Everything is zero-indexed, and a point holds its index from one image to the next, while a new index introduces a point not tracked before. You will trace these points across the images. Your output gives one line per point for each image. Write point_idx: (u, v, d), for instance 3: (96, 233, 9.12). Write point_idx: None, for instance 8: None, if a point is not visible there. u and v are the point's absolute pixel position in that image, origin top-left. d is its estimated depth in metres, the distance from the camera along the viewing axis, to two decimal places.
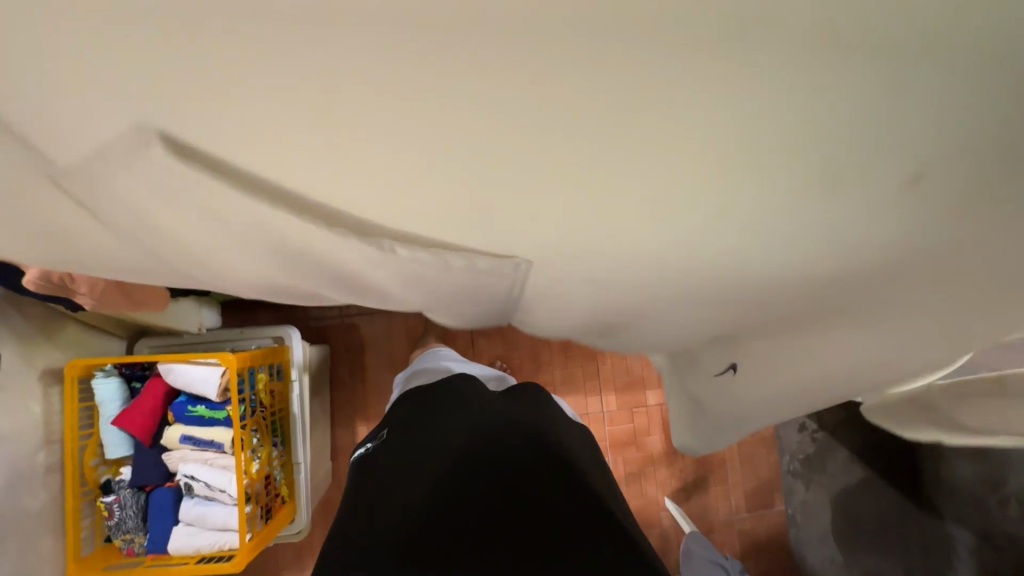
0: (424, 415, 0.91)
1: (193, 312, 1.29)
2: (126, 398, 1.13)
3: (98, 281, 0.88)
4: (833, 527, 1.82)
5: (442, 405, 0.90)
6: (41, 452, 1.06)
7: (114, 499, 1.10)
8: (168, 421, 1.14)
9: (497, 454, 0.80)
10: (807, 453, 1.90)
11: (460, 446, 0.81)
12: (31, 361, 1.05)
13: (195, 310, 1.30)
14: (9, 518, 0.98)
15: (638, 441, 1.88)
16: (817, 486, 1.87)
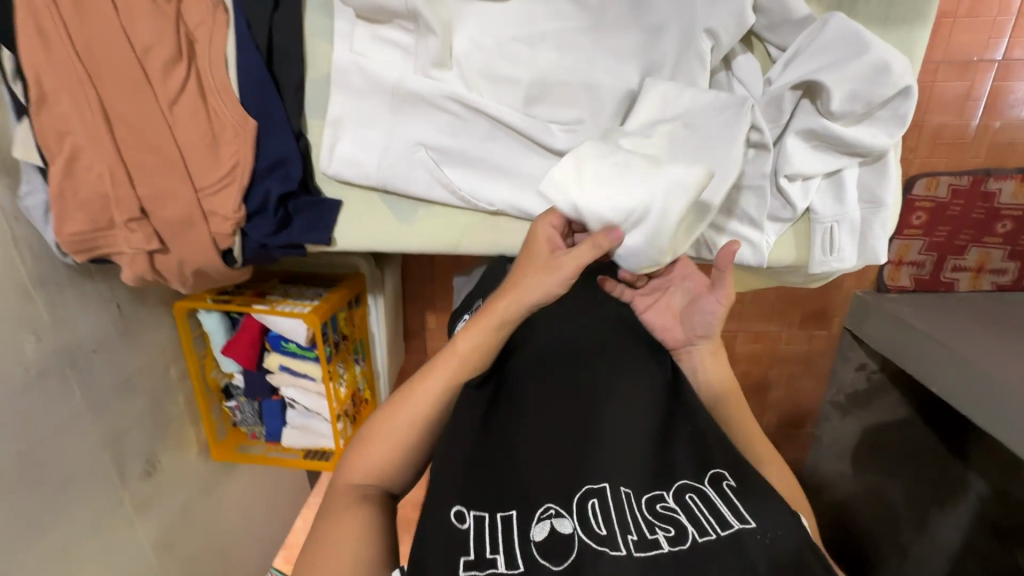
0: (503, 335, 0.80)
1: None
2: (228, 328, 1.25)
3: (187, 280, 0.90)
4: (852, 448, 1.79)
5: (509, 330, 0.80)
6: (171, 367, 1.24)
7: (235, 405, 1.34)
8: (265, 348, 1.28)
9: (579, 375, 0.72)
10: (857, 389, 1.72)
11: (544, 374, 0.72)
12: (144, 300, 1.15)
13: None
14: (160, 421, 1.22)
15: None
16: (853, 417, 1.76)
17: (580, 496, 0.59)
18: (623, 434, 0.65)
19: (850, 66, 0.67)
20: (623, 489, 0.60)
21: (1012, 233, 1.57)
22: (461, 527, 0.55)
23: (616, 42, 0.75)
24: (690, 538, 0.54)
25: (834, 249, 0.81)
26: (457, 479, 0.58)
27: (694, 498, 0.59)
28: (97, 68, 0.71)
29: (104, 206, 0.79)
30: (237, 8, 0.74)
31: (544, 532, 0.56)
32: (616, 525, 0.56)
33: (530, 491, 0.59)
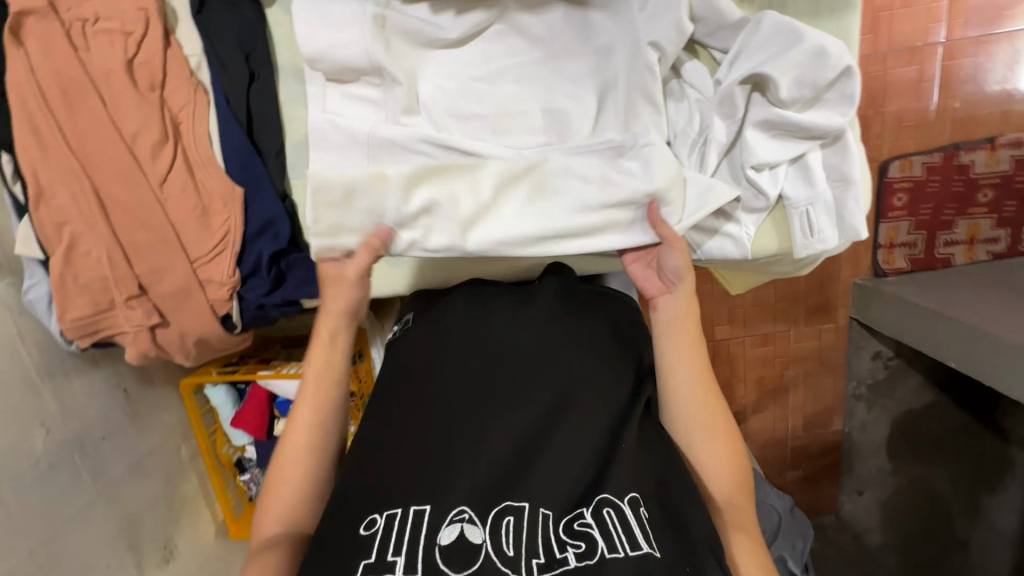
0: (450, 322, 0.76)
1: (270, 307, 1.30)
2: (235, 400, 1.25)
3: (189, 351, 0.91)
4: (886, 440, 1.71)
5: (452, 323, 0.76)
6: (182, 447, 1.24)
7: (250, 477, 1.31)
8: (275, 416, 1.26)
9: (543, 378, 0.70)
10: (877, 379, 1.67)
11: (504, 380, 0.70)
12: (150, 382, 1.16)
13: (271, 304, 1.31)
14: (174, 504, 1.19)
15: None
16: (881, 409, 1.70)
17: (498, 511, 0.59)
18: (563, 450, 0.64)
19: (792, 54, 0.71)
20: (541, 510, 0.60)
21: (995, 201, 1.59)
22: (367, 532, 0.58)
23: (570, 68, 0.80)
24: (597, 555, 0.56)
25: (814, 232, 0.83)
26: (382, 490, 0.61)
27: (612, 512, 0.60)
28: (89, 158, 0.76)
29: (104, 288, 0.82)
30: (216, 88, 0.79)
31: (453, 536, 0.56)
32: (524, 545, 0.57)
33: (450, 490, 0.60)
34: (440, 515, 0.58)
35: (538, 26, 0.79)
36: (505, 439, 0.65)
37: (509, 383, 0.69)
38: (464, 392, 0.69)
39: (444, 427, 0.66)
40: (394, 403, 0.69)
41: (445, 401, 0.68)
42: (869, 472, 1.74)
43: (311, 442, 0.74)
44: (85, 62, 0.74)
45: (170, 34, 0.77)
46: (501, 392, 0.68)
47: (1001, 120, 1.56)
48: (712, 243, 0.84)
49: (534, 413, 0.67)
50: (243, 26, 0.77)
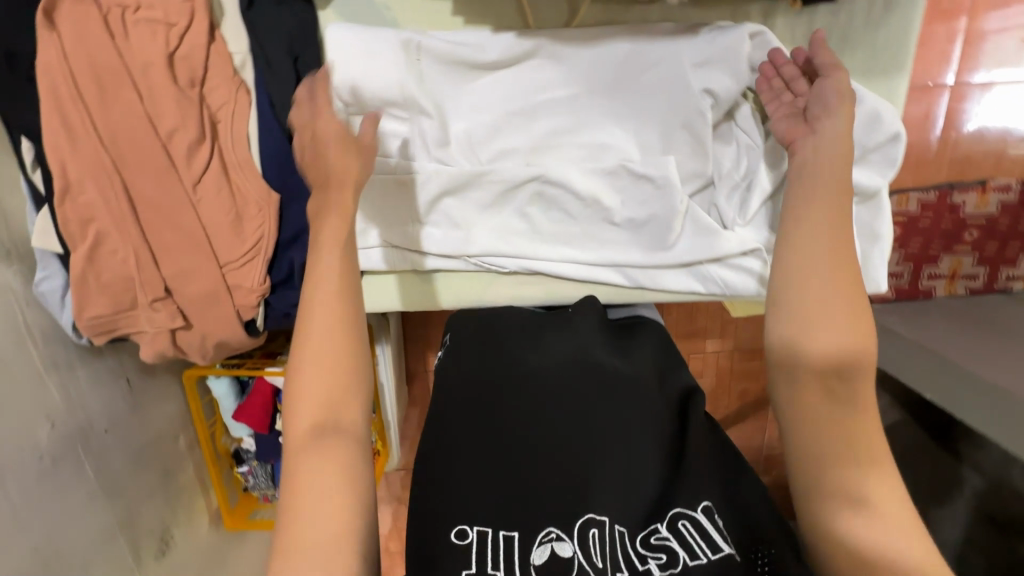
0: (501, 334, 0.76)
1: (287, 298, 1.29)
2: (238, 393, 1.23)
3: (208, 353, 0.89)
4: None
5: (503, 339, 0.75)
6: (180, 436, 1.21)
7: (247, 470, 1.28)
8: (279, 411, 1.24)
9: (601, 386, 0.68)
10: None
11: (560, 396, 0.67)
12: (152, 372, 1.13)
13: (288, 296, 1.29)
14: (172, 493, 1.17)
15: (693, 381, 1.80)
16: None
17: (581, 523, 0.58)
18: (626, 464, 0.62)
19: (849, 110, 0.74)
20: (617, 527, 0.58)
21: (979, 240, 1.66)
22: (461, 543, 0.57)
23: (624, 103, 0.78)
24: (681, 563, 0.55)
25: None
26: (465, 506, 0.60)
27: (688, 523, 0.58)
28: (121, 154, 0.72)
29: (126, 288, 0.78)
30: (259, 88, 0.75)
31: (545, 557, 0.56)
32: (612, 560, 0.56)
33: (533, 515, 0.59)
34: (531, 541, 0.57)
35: (583, 57, 0.76)
36: (571, 457, 0.63)
37: (563, 398, 0.67)
38: (521, 410, 0.67)
39: (508, 449, 0.64)
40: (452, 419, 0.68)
41: (506, 414, 0.67)
42: None
43: (341, 352, 0.56)
44: (122, 52, 0.69)
45: (214, 28, 0.73)
46: (560, 408, 0.66)
47: (993, 165, 1.64)
48: (739, 283, 0.83)
49: (594, 427, 0.65)
50: (294, 26, 0.73)
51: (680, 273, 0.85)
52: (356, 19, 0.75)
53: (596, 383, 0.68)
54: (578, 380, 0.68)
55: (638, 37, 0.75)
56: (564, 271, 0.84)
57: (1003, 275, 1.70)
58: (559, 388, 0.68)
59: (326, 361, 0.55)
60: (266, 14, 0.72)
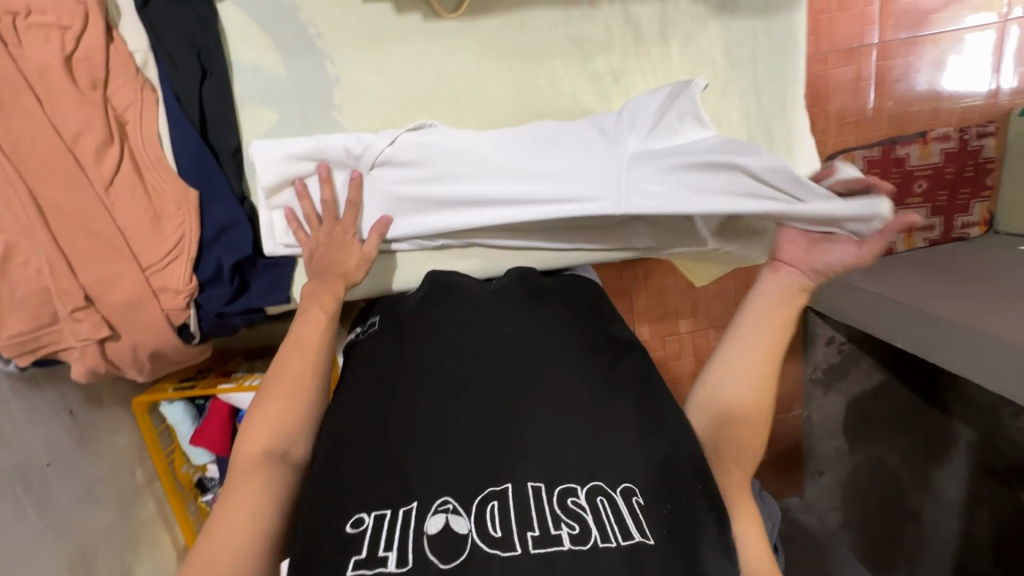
0: (429, 307, 0.76)
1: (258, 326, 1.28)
2: (195, 416, 1.19)
3: (143, 365, 0.86)
4: (843, 422, 1.73)
5: (427, 316, 0.74)
6: (137, 469, 1.16)
7: (212, 498, 1.24)
8: (238, 431, 1.21)
9: (527, 363, 0.67)
10: (831, 363, 1.69)
11: (486, 364, 0.67)
12: (98, 402, 1.09)
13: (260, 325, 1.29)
14: (131, 529, 1.12)
15: (670, 365, 1.70)
16: (836, 392, 1.72)
17: (481, 496, 0.53)
18: (552, 432, 0.60)
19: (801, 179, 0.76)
20: (531, 484, 0.54)
21: (929, 191, 1.66)
22: (353, 532, 0.50)
23: (536, 66, 0.80)
24: (592, 540, 0.49)
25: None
26: (359, 489, 0.54)
27: (606, 500, 0.53)
28: (25, 162, 0.71)
29: (45, 301, 0.76)
30: (164, 84, 0.75)
31: (438, 527, 0.50)
32: (515, 523, 0.51)
33: (435, 480, 0.54)
34: (426, 508, 0.52)
35: (489, 29, 0.78)
36: (489, 421, 0.61)
37: (489, 362, 0.67)
38: (446, 377, 0.65)
39: (421, 413, 0.61)
40: (365, 390, 0.65)
41: (427, 385, 0.64)
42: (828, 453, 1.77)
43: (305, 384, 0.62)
44: (17, 59, 0.69)
45: (112, 29, 0.73)
46: (483, 377, 0.65)
47: (928, 118, 1.62)
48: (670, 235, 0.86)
49: (520, 397, 0.64)
50: (193, 20, 0.74)
51: (610, 226, 0.85)
52: (256, 7, 0.76)
53: (521, 348, 0.69)
54: (506, 355, 0.68)
55: (535, 1, 0.78)
56: (501, 241, 0.85)
57: (959, 223, 1.70)
58: (481, 364, 0.67)
59: (298, 398, 0.61)
60: (163, 11, 0.73)
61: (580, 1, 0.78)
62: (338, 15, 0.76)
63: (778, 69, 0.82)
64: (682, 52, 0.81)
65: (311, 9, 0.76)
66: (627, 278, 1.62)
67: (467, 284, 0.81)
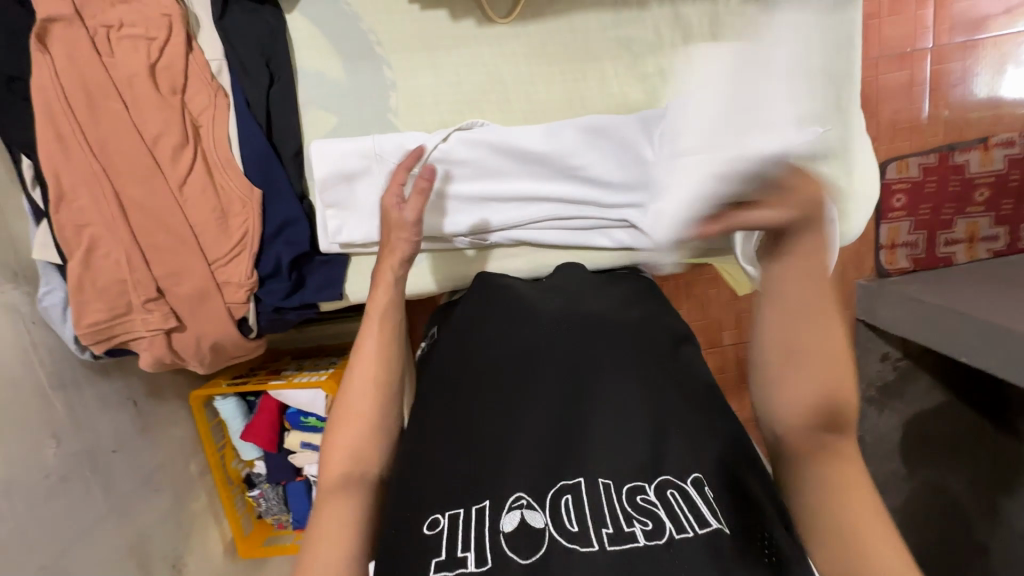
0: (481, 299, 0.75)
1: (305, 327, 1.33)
2: (246, 412, 1.24)
3: (204, 357, 0.90)
4: (900, 442, 1.63)
5: (478, 307, 0.74)
6: (191, 461, 1.21)
7: (258, 493, 1.28)
8: (286, 428, 1.24)
9: (580, 352, 0.66)
10: (886, 381, 1.62)
11: (550, 356, 0.66)
12: (159, 395, 1.14)
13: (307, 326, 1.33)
14: (184, 519, 1.16)
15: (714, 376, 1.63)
16: (892, 411, 1.63)
17: (554, 491, 0.55)
18: (618, 429, 0.59)
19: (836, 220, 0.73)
20: (602, 479, 0.55)
21: (991, 200, 1.58)
22: (431, 533, 0.54)
23: (586, 67, 0.82)
24: (667, 534, 0.51)
25: (846, 217, 0.85)
26: (440, 492, 0.57)
27: (677, 494, 0.54)
28: (111, 161, 0.76)
29: (120, 292, 0.81)
30: (236, 90, 0.80)
31: (515, 524, 0.53)
32: (589, 521, 0.52)
33: (508, 475, 0.56)
34: (500, 509, 0.54)
35: (540, 31, 0.80)
36: (555, 414, 0.61)
37: (541, 352, 0.66)
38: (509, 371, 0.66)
39: (487, 407, 0.62)
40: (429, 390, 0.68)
41: (485, 380, 0.65)
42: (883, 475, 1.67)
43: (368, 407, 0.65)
44: (109, 67, 0.75)
45: (192, 40, 0.79)
46: (547, 368, 0.65)
47: (991, 122, 1.55)
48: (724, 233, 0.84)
49: (586, 388, 0.63)
50: (264, 30, 0.79)
51: None
52: (321, 16, 0.80)
53: (570, 336, 0.68)
54: (570, 345, 0.67)
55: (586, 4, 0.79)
56: (551, 238, 0.85)
57: None
58: (534, 355, 0.66)
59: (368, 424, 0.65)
60: (237, 22, 0.78)
61: (630, 3, 0.79)
62: (396, 22, 0.80)
63: (833, 66, 0.80)
64: None
65: (372, 17, 0.80)
66: (669, 287, 1.59)
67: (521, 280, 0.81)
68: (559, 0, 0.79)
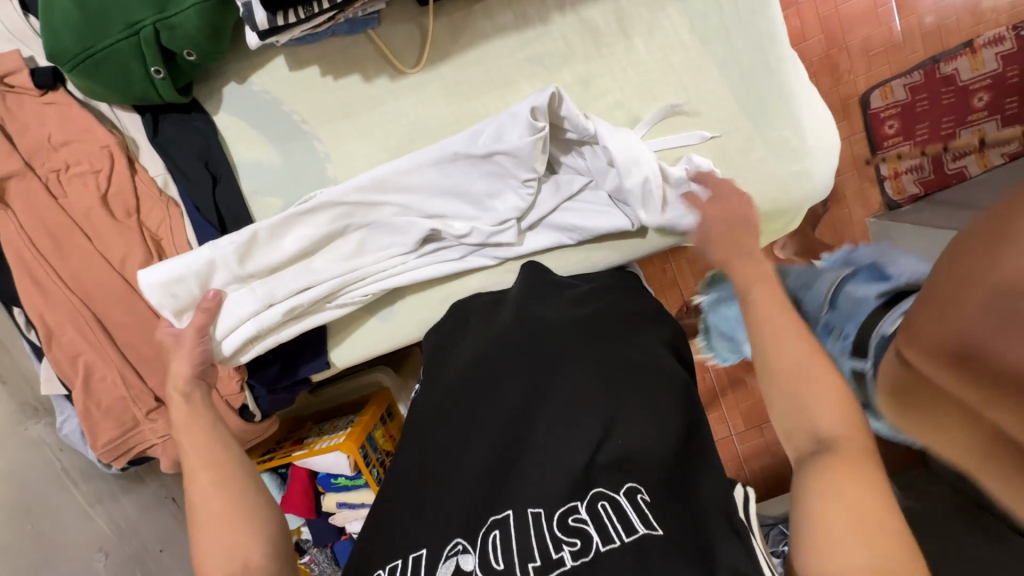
0: (447, 350, 0.75)
1: (325, 390, 1.37)
2: (280, 485, 1.27)
3: None
4: None
5: (445, 356, 0.74)
6: None
7: (308, 559, 1.32)
8: (321, 492, 1.28)
9: (533, 375, 0.63)
10: None
11: (499, 386, 0.63)
12: None
13: (323, 389, 1.37)
14: None
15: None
16: None
17: (483, 529, 0.50)
18: (562, 444, 0.55)
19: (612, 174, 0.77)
20: (531, 508, 0.50)
21: (994, 102, 1.43)
22: None
23: (507, 93, 0.82)
24: (594, 549, 0.45)
25: (807, 175, 0.81)
26: (388, 546, 0.54)
27: (608, 505, 0.48)
28: (87, 290, 0.81)
29: (124, 408, 0.86)
30: (184, 198, 0.84)
31: (449, 572, 0.48)
32: (514, 552, 0.47)
33: (442, 523, 0.52)
34: (434, 555, 0.50)
35: (449, 70, 0.81)
36: (499, 442, 0.57)
37: (492, 384, 0.64)
38: (455, 409, 0.63)
39: (433, 454, 0.60)
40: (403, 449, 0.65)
41: (441, 425, 0.63)
42: None
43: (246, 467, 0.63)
44: (64, 206, 0.80)
45: (134, 161, 0.84)
46: (486, 401, 0.62)
47: (973, 21, 1.45)
48: (596, 221, 0.82)
49: (524, 411, 0.60)
50: (195, 136, 0.82)
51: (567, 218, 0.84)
52: (246, 110, 0.83)
53: (521, 361, 0.65)
54: (509, 366, 0.65)
55: (488, 33, 0.80)
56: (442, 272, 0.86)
57: None
58: (492, 389, 0.63)
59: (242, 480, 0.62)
60: (170, 135, 0.82)
61: (532, 21, 0.79)
62: (314, 97, 0.82)
63: (754, 29, 0.78)
64: (647, 39, 0.80)
65: (292, 98, 0.82)
66: (672, 268, 1.47)
67: (479, 306, 0.81)
68: (462, 36, 0.80)
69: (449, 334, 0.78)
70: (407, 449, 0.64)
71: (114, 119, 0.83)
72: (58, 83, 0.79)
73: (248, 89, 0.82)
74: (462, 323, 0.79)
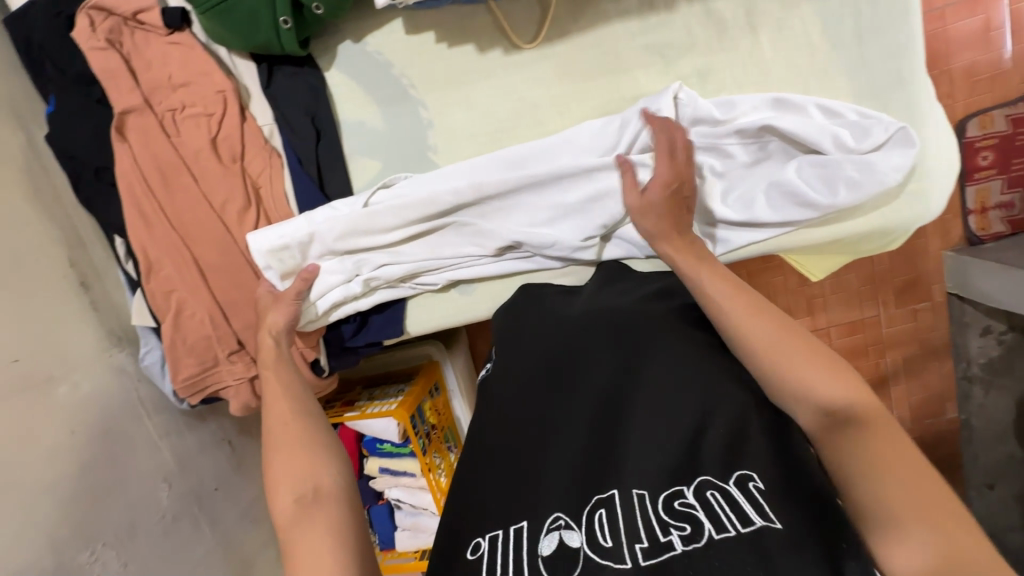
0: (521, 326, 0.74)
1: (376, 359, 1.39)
2: None
3: None
4: None
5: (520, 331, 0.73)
6: None
7: None
8: (365, 455, 1.31)
9: (618, 358, 0.62)
10: (991, 359, 1.40)
11: (583, 368, 0.62)
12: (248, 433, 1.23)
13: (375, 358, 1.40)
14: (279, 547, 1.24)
15: None
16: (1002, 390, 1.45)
17: (588, 507, 0.50)
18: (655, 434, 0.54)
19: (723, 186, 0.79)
20: (636, 490, 0.50)
21: None
22: (473, 558, 0.51)
23: (620, 80, 0.80)
24: (706, 536, 0.45)
25: (922, 196, 0.77)
26: (486, 514, 0.55)
27: (718, 494, 0.47)
28: (187, 229, 0.84)
29: (206, 347, 0.88)
30: (288, 150, 0.85)
31: (553, 547, 0.49)
32: (625, 533, 0.47)
33: (541, 499, 0.53)
34: (536, 529, 0.50)
35: (565, 49, 0.80)
36: (591, 428, 0.57)
37: (575, 366, 0.63)
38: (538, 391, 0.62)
39: (521, 429, 0.60)
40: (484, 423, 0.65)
41: (525, 402, 0.62)
42: (996, 463, 1.42)
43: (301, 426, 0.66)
44: (176, 145, 0.83)
45: (245, 110, 0.85)
46: (571, 384, 0.61)
47: None
48: None
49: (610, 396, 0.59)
50: (306, 90, 0.84)
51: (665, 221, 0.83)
52: (356, 71, 0.84)
53: (603, 346, 0.64)
54: (593, 347, 0.64)
55: (609, 16, 0.78)
56: (506, 269, 0.86)
57: None
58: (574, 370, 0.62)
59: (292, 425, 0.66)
60: (282, 87, 0.84)
61: (658, 7, 0.77)
62: (425, 63, 0.82)
63: (890, 38, 0.74)
64: (774, 39, 0.77)
65: (403, 63, 0.82)
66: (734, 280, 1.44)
67: (554, 293, 0.79)
68: (584, 16, 0.79)
69: (528, 310, 0.77)
70: (485, 423, 0.64)
71: (230, 65, 0.84)
72: (185, 25, 0.81)
73: (361, 50, 0.83)
74: (538, 299, 0.78)
